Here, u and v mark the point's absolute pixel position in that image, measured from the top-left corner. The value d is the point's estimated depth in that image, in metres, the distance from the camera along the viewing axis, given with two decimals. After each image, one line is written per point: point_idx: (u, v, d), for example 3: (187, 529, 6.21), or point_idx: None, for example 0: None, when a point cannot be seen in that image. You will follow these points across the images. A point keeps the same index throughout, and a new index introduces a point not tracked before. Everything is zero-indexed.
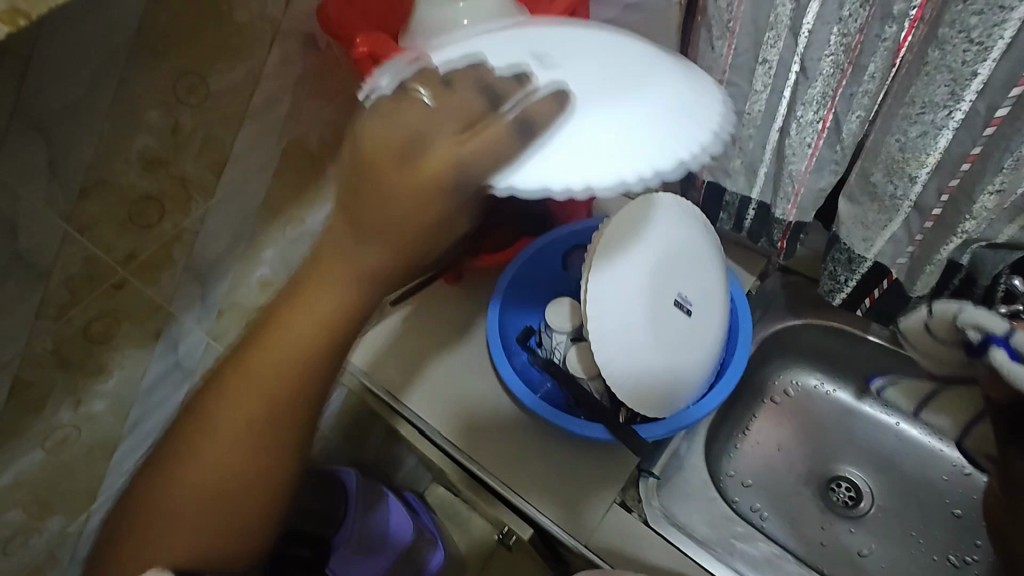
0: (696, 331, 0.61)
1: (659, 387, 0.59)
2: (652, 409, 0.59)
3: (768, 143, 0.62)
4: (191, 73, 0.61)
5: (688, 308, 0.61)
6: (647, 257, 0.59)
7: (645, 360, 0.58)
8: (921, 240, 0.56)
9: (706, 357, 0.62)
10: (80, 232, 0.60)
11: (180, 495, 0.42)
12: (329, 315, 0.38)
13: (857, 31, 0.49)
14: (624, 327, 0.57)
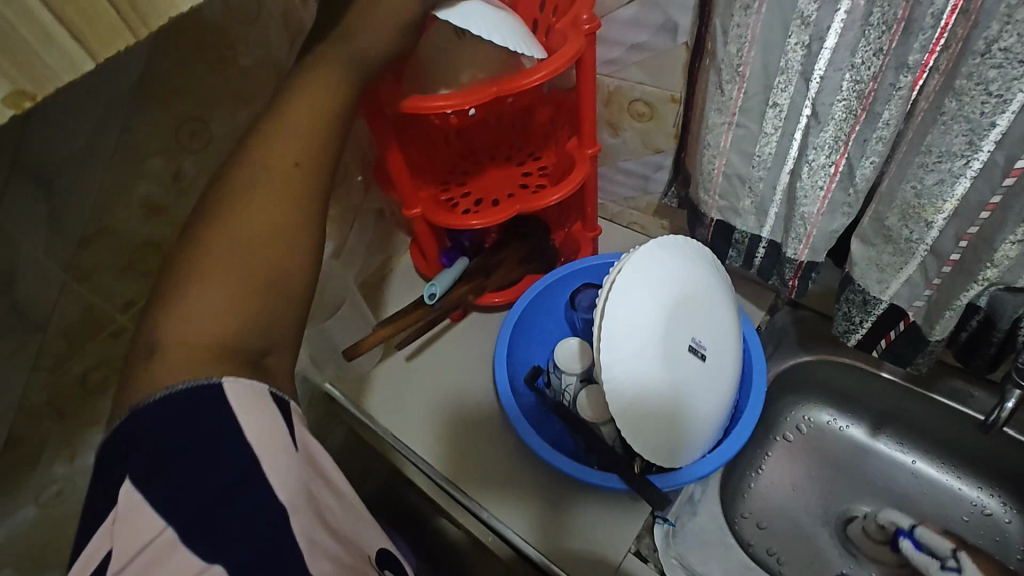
0: (709, 377, 0.61)
1: (672, 434, 0.58)
2: (666, 457, 0.59)
3: (778, 185, 0.61)
4: (195, 119, 0.61)
5: (702, 352, 0.61)
6: (662, 300, 0.58)
7: (657, 408, 0.57)
8: (938, 284, 0.55)
9: (718, 403, 0.61)
10: (78, 282, 0.58)
11: (191, 319, 0.34)
12: (319, 112, 0.42)
13: (871, 78, 0.48)
14: (639, 373, 0.56)
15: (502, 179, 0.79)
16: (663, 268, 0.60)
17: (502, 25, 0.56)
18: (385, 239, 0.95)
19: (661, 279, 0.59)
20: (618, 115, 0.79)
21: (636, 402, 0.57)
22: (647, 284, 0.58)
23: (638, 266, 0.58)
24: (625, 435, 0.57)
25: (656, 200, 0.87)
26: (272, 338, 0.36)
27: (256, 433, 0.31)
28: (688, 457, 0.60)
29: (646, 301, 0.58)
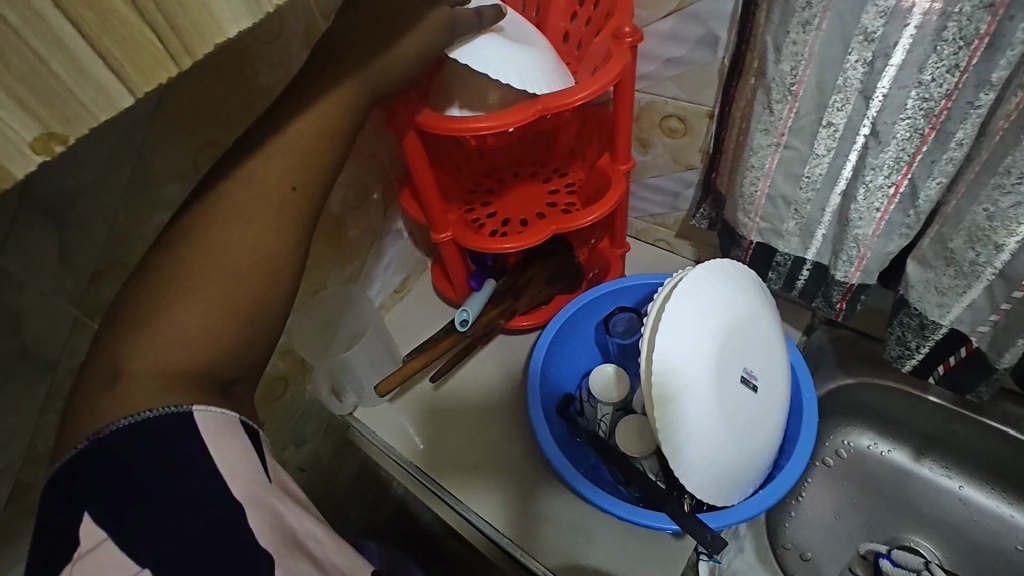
0: (761, 409, 0.58)
1: (728, 473, 0.55)
2: (721, 497, 0.56)
3: (828, 206, 0.58)
4: (215, 144, 0.58)
5: (754, 383, 0.58)
6: (715, 331, 0.55)
7: (714, 447, 0.54)
8: (1007, 310, 0.51)
9: (769, 436, 0.58)
10: (90, 317, 0.55)
11: (159, 353, 0.32)
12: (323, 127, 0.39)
13: (942, 97, 0.45)
14: (696, 411, 0.53)
15: (529, 197, 0.76)
16: (713, 295, 0.56)
17: (521, 60, 0.54)
18: (402, 260, 0.91)
19: (712, 308, 0.56)
20: (648, 130, 0.76)
21: (692, 441, 0.53)
22: (697, 314, 0.55)
23: (688, 295, 0.55)
24: (681, 476, 0.53)
25: (684, 217, 0.84)
26: (241, 367, 0.35)
27: (227, 459, 0.30)
28: (742, 493, 0.57)
29: (699, 332, 0.54)
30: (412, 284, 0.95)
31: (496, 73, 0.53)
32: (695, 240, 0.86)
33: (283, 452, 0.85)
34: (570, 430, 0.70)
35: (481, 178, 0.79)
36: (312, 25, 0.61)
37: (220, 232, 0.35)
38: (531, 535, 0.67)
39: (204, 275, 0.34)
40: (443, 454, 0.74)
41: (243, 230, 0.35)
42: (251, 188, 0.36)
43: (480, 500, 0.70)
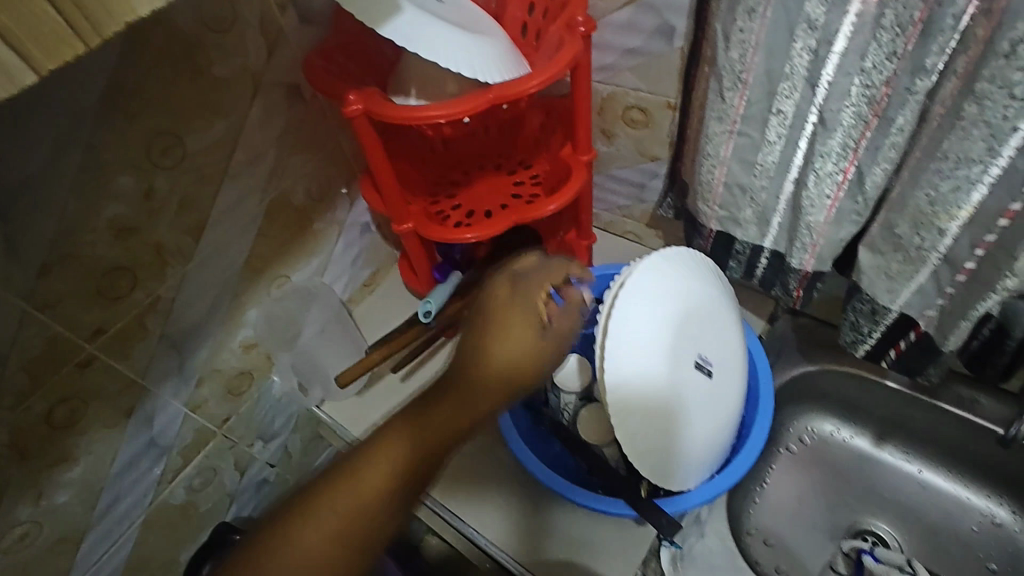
0: (716, 395, 0.58)
1: (682, 458, 0.56)
2: (676, 481, 0.56)
3: (782, 194, 0.59)
4: (167, 133, 0.57)
5: (709, 368, 0.58)
6: (666, 318, 0.56)
7: (665, 432, 0.55)
8: (951, 293, 0.53)
9: (726, 420, 0.59)
10: (40, 311, 0.54)
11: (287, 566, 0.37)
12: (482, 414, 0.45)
13: (882, 83, 0.46)
14: (646, 397, 0.54)
15: (493, 188, 0.76)
16: (666, 283, 0.57)
17: (471, 52, 0.54)
18: (370, 253, 0.91)
19: (665, 296, 0.56)
20: (610, 122, 0.76)
21: (642, 426, 0.54)
22: (650, 302, 0.55)
23: (639, 284, 0.56)
24: (633, 461, 0.54)
25: (650, 208, 0.84)
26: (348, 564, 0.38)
27: None
28: (698, 477, 0.58)
29: (649, 320, 0.55)
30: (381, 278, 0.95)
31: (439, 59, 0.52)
32: (661, 231, 0.87)
33: (251, 448, 0.84)
34: (536, 420, 0.70)
35: (445, 170, 0.79)
36: (267, 15, 0.61)
37: (422, 422, 0.43)
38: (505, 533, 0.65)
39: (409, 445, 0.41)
40: None
41: (439, 424, 0.43)
42: (456, 402, 0.44)
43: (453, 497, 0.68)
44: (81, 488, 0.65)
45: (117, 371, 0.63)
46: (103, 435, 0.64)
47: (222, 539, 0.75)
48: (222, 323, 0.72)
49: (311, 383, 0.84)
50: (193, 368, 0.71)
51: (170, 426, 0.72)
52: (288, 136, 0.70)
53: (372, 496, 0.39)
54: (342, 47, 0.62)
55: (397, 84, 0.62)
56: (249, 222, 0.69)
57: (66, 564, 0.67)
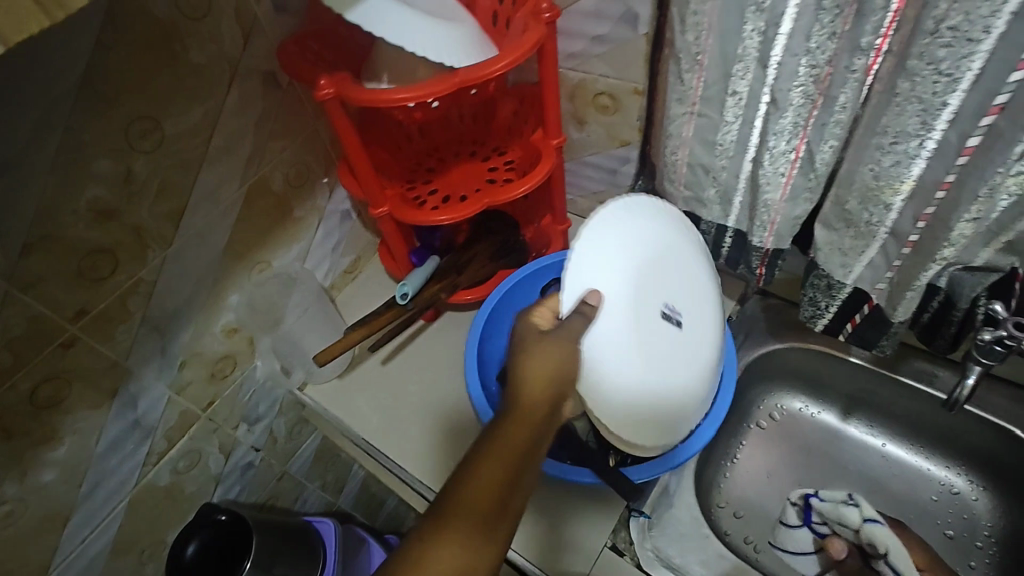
0: (684, 348, 0.59)
1: (650, 413, 0.57)
2: (646, 439, 0.57)
3: (742, 173, 0.61)
4: (145, 118, 0.59)
5: (677, 318, 0.59)
6: (628, 270, 0.57)
7: (632, 385, 0.56)
8: (898, 267, 0.55)
9: (698, 372, 0.60)
10: (22, 292, 0.55)
11: None
12: (523, 445, 0.43)
13: (826, 63, 0.49)
14: (611, 350, 0.55)
15: (470, 173, 0.78)
16: (623, 237, 0.58)
17: (436, 35, 0.56)
18: (352, 240, 0.93)
19: (623, 250, 0.57)
20: (582, 108, 0.79)
21: (609, 379, 0.55)
22: (609, 257, 0.56)
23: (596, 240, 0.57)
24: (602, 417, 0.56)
25: (624, 193, 0.86)
26: None
27: None
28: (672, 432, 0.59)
29: (609, 272, 0.56)
30: (363, 265, 0.97)
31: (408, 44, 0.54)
32: None
33: (236, 431, 0.86)
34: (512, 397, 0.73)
35: (423, 157, 0.81)
36: (242, 3, 0.62)
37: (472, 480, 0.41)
38: None
39: (488, 489, 0.41)
40: None
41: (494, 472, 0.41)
42: (494, 449, 0.42)
43: None
44: (66, 467, 0.66)
45: (100, 353, 0.64)
46: (87, 415, 0.66)
47: (207, 517, 0.77)
48: (204, 306, 0.74)
49: (293, 367, 0.86)
50: (175, 351, 0.73)
51: (154, 407, 0.73)
52: (265, 123, 0.71)
53: (454, 560, 0.39)
54: (314, 34, 0.64)
55: (370, 70, 0.64)
56: (228, 208, 0.71)
57: (53, 542, 0.69)
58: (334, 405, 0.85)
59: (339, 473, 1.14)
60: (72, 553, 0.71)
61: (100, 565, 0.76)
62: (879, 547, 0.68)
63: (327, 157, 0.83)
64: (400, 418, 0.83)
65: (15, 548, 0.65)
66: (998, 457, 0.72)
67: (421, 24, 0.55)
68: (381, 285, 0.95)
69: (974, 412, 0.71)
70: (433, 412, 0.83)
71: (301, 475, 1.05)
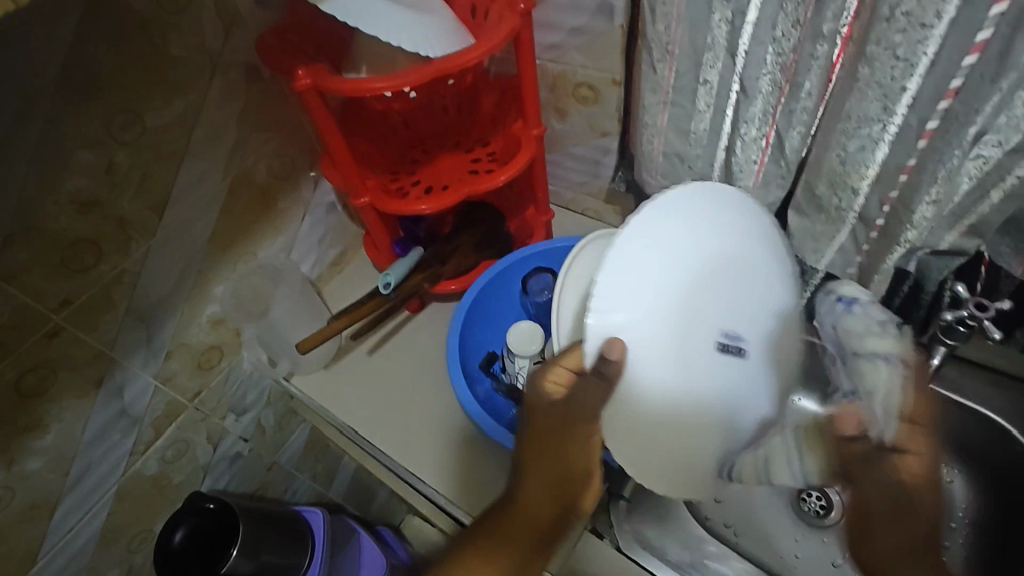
0: (726, 372, 0.56)
1: (680, 454, 0.54)
2: (682, 487, 0.54)
3: (716, 161, 0.62)
4: (125, 110, 0.59)
5: (738, 345, 0.56)
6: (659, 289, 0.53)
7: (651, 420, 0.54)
8: (867, 250, 0.57)
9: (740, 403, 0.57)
10: (5, 281, 0.56)
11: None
12: (574, 467, 0.53)
13: (790, 50, 0.50)
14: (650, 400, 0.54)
15: (453, 164, 0.79)
16: (667, 255, 0.53)
17: (412, 26, 0.57)
18: (338, 233, 0.94)
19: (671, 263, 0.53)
20: (563, 100, 0.79)
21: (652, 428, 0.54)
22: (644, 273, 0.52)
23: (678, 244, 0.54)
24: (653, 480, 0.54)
25: (607, 184, 0.87)
26: None
27: None
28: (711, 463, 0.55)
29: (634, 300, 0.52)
30: (350, 257, 0.98)
31: (383, 34, 0.55)
32: (618, 206, 0.90)
33: (224, 422, 0.87)
34: (494, 385, 0.75)
35: (406, 148, 0.82)
36: None
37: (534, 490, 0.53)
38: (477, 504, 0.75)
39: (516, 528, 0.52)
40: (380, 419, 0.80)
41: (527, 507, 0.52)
42: (561, 463, 0.53)
43: (439, 476, 0.78)
44: (53, 455, 0.67)
45: (85, 342, 0.65)
46: (73, 404, 0.67)
47: (195, 505, 0.78)
48: (188, 297, 0.74)
49: (280, 358, 0.87)
50: (161, 341, 0.74)
51: (140, 397, 0.74)
52: (248, 115, 0.72)
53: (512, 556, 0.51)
54: (294, 27, 0.64)
55: (351, 61, 0.65)
56: (211, 200, 0.72)
57: (41, 530, 0.70)
58: (321, 395, 0.86)
59: (329, 464, 1.15)
60: (60, 541, 0.72)
61: (90, 554, 0.77)
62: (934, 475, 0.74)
63: (312, 150, 0.83)
64: (385, 407, 0.84)
65: (2, 536, 0.66)
66: (973, 441, 0.72)
67: (396, 15, 0.56)
68: (368, 277, 0.96)
69: (943, 393, 0.72)
70: (418, 401, 0.84)
71: (290, 466, 1.06)
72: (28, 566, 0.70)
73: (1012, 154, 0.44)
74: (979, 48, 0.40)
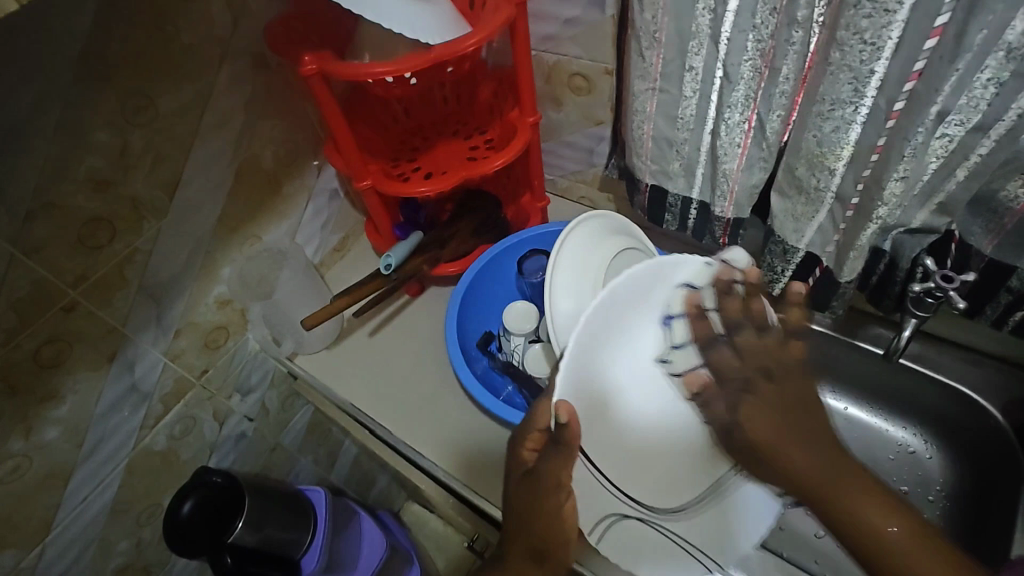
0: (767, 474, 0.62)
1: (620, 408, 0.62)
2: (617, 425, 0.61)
3: (703, 145, 0.65)
4: (139, 93, 0.62)
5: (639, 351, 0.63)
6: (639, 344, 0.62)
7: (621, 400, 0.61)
8: (844, 229, 0.59)
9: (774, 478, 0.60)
10: (26, 255, 0.59)
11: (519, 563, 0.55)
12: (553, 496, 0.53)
13: (769, 37, 0.53)
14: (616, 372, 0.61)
15: (451, 152, 0.81)
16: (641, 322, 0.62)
17: (413, 19, 0.59)
18: (340, 219, 0.97)
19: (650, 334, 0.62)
20: (559, 90, 0.83)
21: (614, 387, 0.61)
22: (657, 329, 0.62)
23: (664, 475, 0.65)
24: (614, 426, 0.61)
25: (600, 172, 0.90)
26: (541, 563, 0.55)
27: None
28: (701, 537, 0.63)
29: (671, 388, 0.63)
30: (352, 244, 1.01)
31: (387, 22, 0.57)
32: (611, 194, 0.93)
33: (229, 400, 0.90)
34: (490, 362, 0.78)
35: (406, 137, 0.84)
36: None
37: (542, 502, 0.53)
38: (475, 476, 0.79)
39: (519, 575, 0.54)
40: (388, 400, 0.86)
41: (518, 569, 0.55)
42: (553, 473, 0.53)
43: (437, 451, 0.81)
44: (67, 425, 0.70)
45: (99, 317, 0.68)
46: (86, 377, 0.70)
47: (201, 479, 0.80)
48: (197, 277, 0.77)
49: (284, 338, 0.90)
50: (170, 319, 0.77)
51: (150, 373, 0.77)
52: (255, 101, 0.75)
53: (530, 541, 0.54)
54: (301, 16, 0.68)
55: (354, 50, 0.68)
56: (220, 183, 0.75)
57: (55, 498, 0.73)
58: (323, 374, 0.89)
59: (331, 448, 1.18)
60: (73, 511, 0.75)
61: (101, 524, 0.80)
62: (917, 444, 0.79)
63: (315, 137, 0.87)
64: (384, 385, 0.87)
65: (19, 501, 0.69)
66: (950, 415, 0.76)
67: (399, 3, 0.58)
68: (369, 263, 1.00)
69: (912, 367, 0.75)
70: (419, 379, 0.87)
71: (294, 448, 1.09)
72: (42, 534, 0.73)
73: (974, 132, 0.47)
74: (937, 33, 0.43)
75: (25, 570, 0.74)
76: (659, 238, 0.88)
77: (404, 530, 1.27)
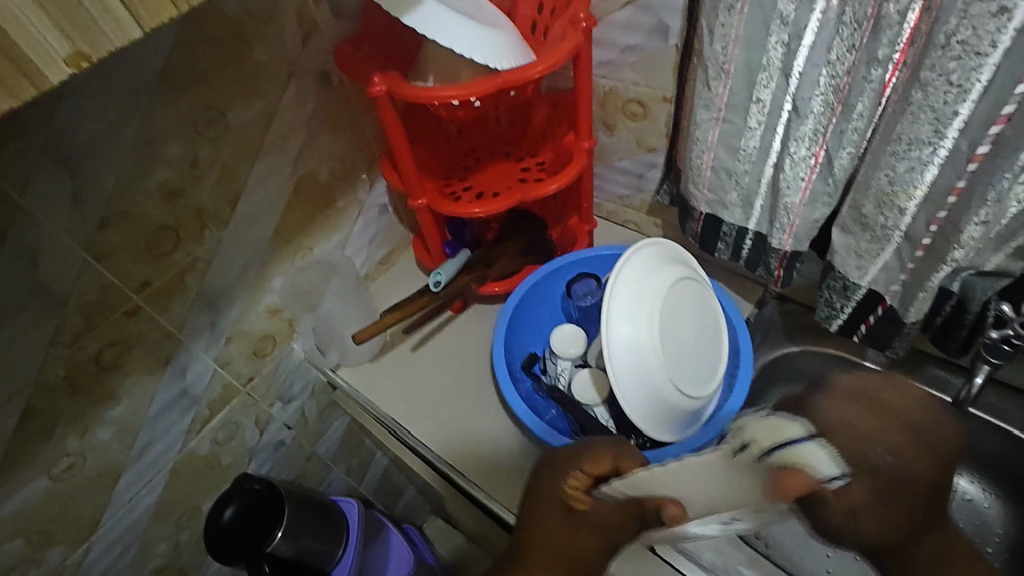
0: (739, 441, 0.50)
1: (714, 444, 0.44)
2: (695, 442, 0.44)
3: (764, 177, 0.64)
4: (212, 109, 0.64)
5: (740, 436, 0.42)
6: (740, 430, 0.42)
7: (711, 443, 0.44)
8: (912, 269, 0.58)
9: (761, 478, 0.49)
10: (97, 261, 0.61)
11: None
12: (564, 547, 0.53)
13: (845, 73, 0.52)
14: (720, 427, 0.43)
15: (503, 172, 0.82)
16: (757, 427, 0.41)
17: (486, 44, 0.60)
18: (388, 233, 0.98)
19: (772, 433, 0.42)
20: (613, 115, 0.83)
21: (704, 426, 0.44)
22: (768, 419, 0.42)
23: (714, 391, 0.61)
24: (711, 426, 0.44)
25: (649, 197, 0.90)
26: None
27: None
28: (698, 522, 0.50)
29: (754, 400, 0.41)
30: (397, 258, 1.03)
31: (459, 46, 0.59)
32: (658, 219, 0.92)
33: (271, 408, 0.91)
34: (534, 385, 0.78)
35: (458, 156, 0.85)
36: (303, 8, 0.68)
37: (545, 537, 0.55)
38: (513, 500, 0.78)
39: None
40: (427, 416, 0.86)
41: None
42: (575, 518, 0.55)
43: (475, 471, 0.80)
44: (120, 427, 0.71)
45: (159, 322, 0.70)
46: (142, 380, 0.71)
47: (242, 486, 0.81)
48: (250, 287, 0.79)
49: (328, 349, 0.91)
50: (223, 327, 0.78)
51: (200, 378, 0.79)
52: (316, 119, 0.77)
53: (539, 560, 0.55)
54: (369, 37, 0.69)
55: (418, 72, 0.70)
56: (279, 196, 0.77)
57: (104, 497, 0.74)
58: (365, 387, 0.90)
59: (363, 459, 1.18)
60: (120, 510, 0.77)
61: (143, 525, 0.81)
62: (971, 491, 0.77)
63: (370, 153, 0.88)
64: (424, 401, 0.87)
65: (70, 499, 0.70)
66: (1011, 464, 0.73)
67: (473, 26, 0.60)
68: (413, 278, 1.01)
69: (980, 415, 0.72)
70: (458, 397, 0.87)
71: (327, 458, 1.10)
72: (89, 531, 0.75)
73: None
74: None
75: (71, 566, 0.75)
76: (706, 266, 0.87)
77: (429, 546, 1.26)
